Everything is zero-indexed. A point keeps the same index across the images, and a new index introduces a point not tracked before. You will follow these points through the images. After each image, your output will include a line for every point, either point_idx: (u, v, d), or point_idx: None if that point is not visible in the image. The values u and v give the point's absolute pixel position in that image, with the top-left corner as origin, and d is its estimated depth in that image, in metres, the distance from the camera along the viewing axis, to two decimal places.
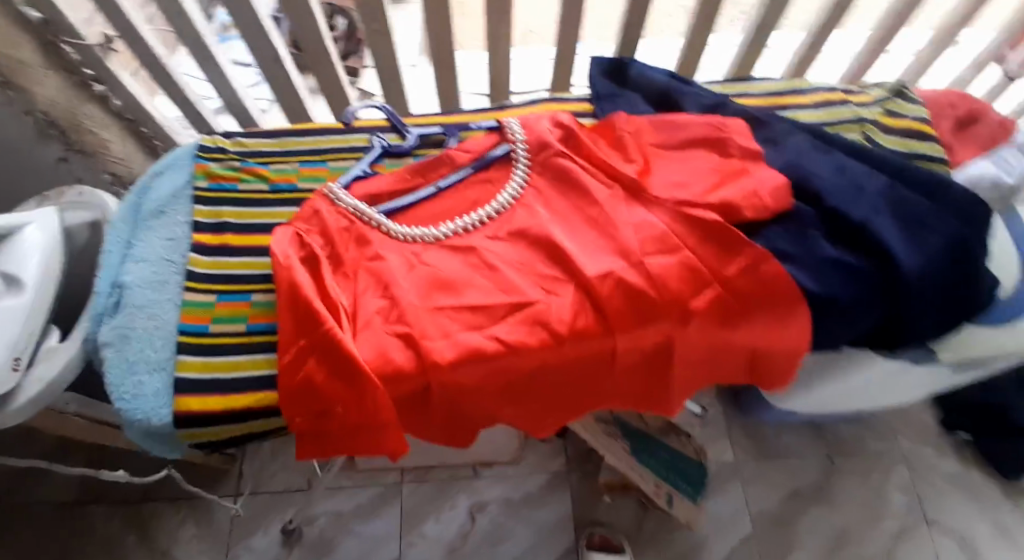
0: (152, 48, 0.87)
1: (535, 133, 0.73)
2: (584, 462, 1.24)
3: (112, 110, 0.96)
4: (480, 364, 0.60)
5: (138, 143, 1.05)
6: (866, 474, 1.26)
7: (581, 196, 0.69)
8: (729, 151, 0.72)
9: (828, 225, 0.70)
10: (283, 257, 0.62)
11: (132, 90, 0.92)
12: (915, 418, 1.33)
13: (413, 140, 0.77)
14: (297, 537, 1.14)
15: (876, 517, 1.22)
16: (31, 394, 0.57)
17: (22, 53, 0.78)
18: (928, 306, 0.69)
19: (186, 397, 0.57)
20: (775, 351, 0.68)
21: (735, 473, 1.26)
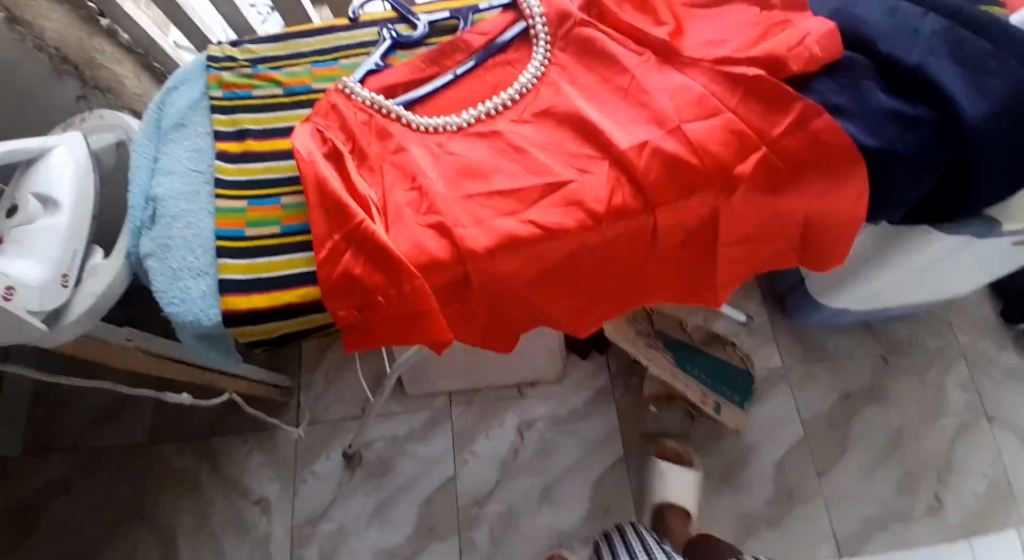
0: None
1: (555, 5, 0.69)
2: (629, 375, 1.24)
3: (123, 46, 0.94)
4: (517, 250, 0.58)
5: (155, 82, 1.04)
6: (922, 370, 1.22)
7: (608, 68, 0.65)
8: (767, 3, 0.66)
9: (885, 74, 0.65)
10: (307, 152, 0.61)
11: (137, 22, 0.90)
12: (972, 312, 1.27)
13: (422, 29, 0.73)
14: (358, 461, 1.18)
15: (934, 412, 1.18)
16: (83, 308, 0.60)
17: None
18: (996, 154, 0.64)
19: (233, 297, 0.58)
20: (829, 218, 0.64)
21: (785, 377, 1.23)
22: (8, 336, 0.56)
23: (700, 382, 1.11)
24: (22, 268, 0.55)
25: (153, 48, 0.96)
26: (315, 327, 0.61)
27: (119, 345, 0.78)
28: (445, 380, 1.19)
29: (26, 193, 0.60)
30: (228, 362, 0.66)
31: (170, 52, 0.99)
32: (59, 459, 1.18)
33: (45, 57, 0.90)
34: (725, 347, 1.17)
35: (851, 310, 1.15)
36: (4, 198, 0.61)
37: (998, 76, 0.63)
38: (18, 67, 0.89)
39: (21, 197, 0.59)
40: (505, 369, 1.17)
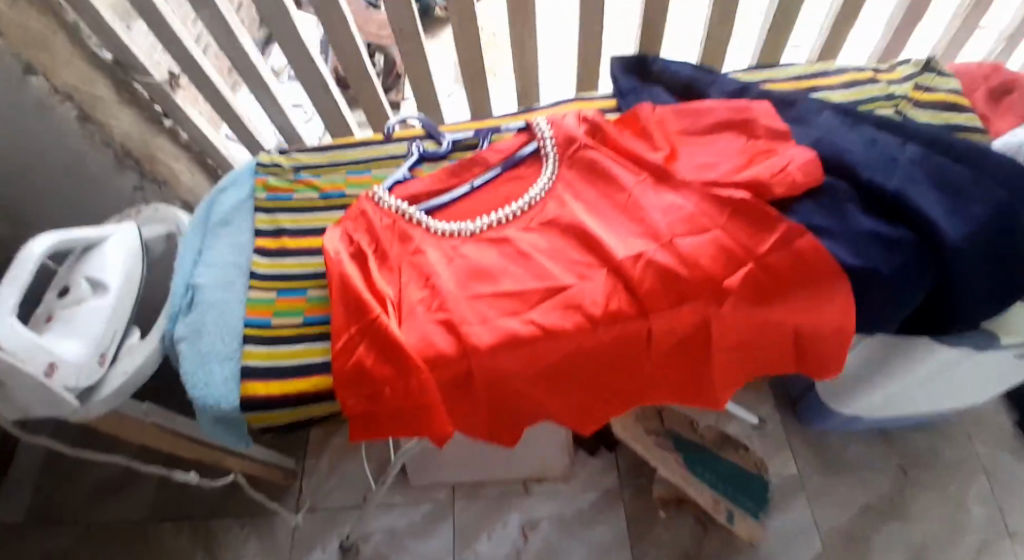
0: (211, 80, 0.98)
1: (563, 130, 0.78)
2: (636, 474, 1.22)
3: (181, 144, 1.06)
4: (519, 348, 0.62)
5: (206, 176, 1.15)
6: (942, 484, 1.18)
7: (609, 185, 0.72)
8: (755, 132, 0.74)
9: (864, 198, 0.70)
10: (335, 252, 0.68)
11: (195, 122, 1.02)
12: (988, 422, 1.25)
13: (447, 146, 0.83)
14: (355, 553, 1.16)
15: (957, 530, 1.14)
16: (114, 385, 0.65)
17: (97, 90, 0.91)
18: (977, 275, 0.68)
19: (254, 383, 0.62)
20: (819, 331, 0.67)
21: (799, 486, 1.20)
22: (46, 412, 0.61)
23: (712, 487, 1.09)
24: (67, 345, 0.61)
25: (207, 146, 1.08)
26: (330, 413, 0.65)
27: (137, 418, 0.81)
28: (449, 471, 1.19)
29: (81, 276, 0.67)
30: (240, 445, 0.68)
31: (221, 149, 1.10)
32: (60, 536, 1.18)
33: (110, 155, 1.00)
34: (736, 451, 1.18)
35: (860, 419, 1.15)
36: (61, 279, 0.69)
37: (974, 203, 0.68)
38: (85, 160, 0.99)
39: (77, 280, 0.67)
40: (511, 463, 1.17)
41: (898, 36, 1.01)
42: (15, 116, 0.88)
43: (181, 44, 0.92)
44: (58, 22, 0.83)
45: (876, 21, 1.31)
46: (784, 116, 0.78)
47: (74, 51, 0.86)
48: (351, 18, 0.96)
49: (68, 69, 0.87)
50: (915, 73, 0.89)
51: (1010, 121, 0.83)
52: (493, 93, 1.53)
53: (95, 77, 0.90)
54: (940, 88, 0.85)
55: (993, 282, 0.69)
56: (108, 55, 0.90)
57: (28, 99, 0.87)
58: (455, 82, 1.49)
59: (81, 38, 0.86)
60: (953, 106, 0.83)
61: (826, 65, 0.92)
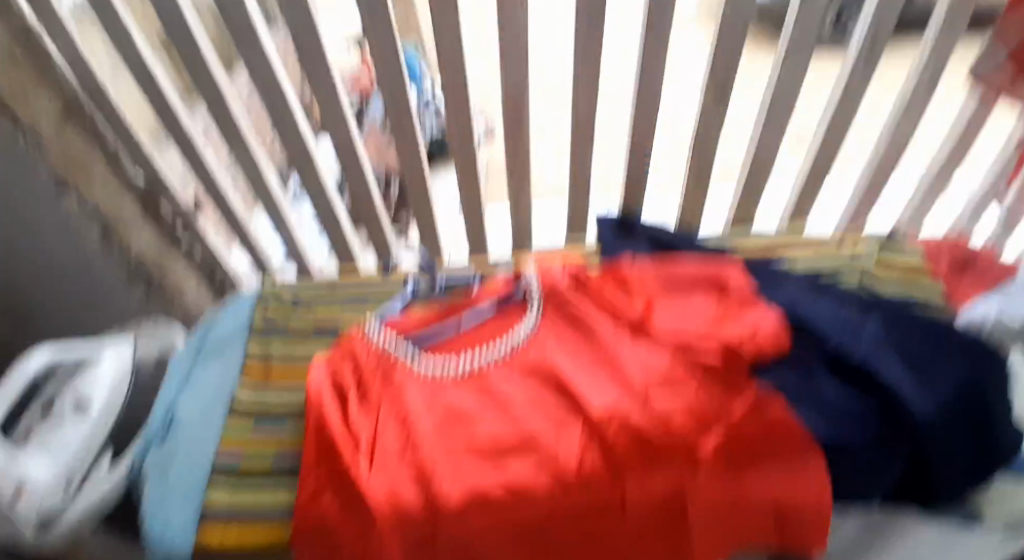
0: (230, 204, 1.04)
1: (549, 278, 0.83)
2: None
3: (195, 260, 1.09)
4: (488, 508, 0.61)
5: (212, 292, 1.16)
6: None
7: (591, 333, 0.75)
8: (727, 292, 0.79)
9: (835, 362, 0.74)
10: (317, 393, 0.70)
11: (210, 242, 1.05)
12: None
13: (440, 285, 0.87)
14: None
15: None
16: (76, 510, 0.65)
17: (122, 210, 0.94)
18: (954, 447, 0.68)
19: (212, 529, 0.63)
20: (802, 517, 0.62)
21: None
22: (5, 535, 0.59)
23: None
24: (37, 467, 0.62)
25: (219, 264, 1.10)
26: None
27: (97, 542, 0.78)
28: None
29: (69, 394, 0.69)
30: None
31: (230, 267, 1.12)
32: None
33: (123, 270, 1.01)
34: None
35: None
36: (51, 394, 0.71)
37: (943, 373, 0.70)
38: (97, 272, 1.00)
39: (64, 398, 0.69)
40: None
41: (861, 211, 1.11)
42: (42, 226, 0.92)
43: (209, 172, 1.00)
44: (101, 148, 0.88)
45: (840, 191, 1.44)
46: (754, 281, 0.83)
47: (108, 175, 0.91)
48: (366, 166, 1.06)
49: (101, 190, 0.91)
50: (876, 250, 0.97)
51: (978, 286, 0.87)
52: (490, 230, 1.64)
53: (124, 198, 0.94)
54: (902, 265, 0.93)
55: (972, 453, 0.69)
56: (140, 178, 0.94)
57: (56, 215, 0.91)
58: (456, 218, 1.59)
59: (118, 163, 0.91)
60: (914, 282, 0.90)
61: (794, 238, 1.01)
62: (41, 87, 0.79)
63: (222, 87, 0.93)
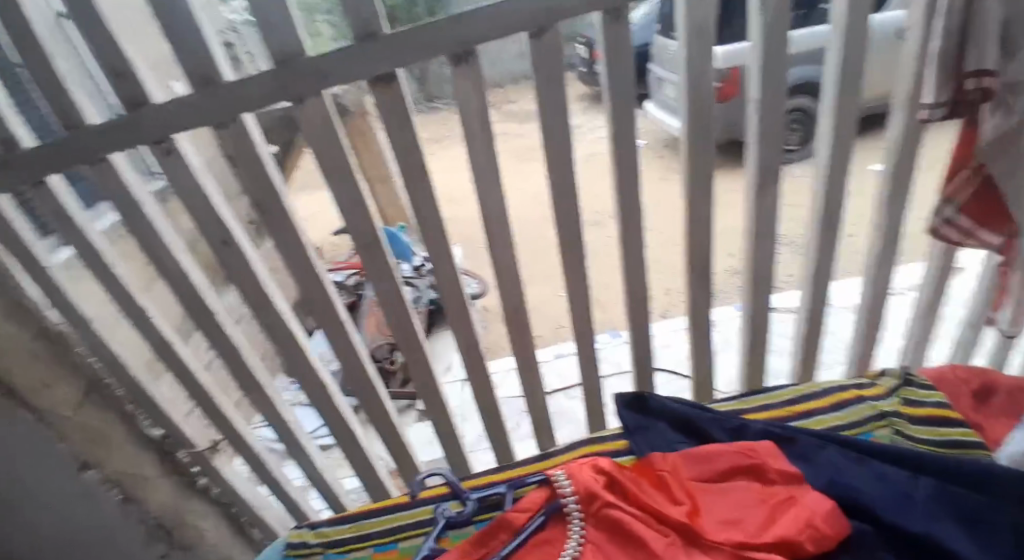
0: (249, 441, 1.02)
1: (581, 482, 0.80)
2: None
3: (214, 500, 1.03)
4: None
5: (234, 529, 1.09)
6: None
7: (639, 549, 0.72)
8: (767, 476, 0.77)
9: (894, 542, 0.71)
10: None
11: (230, 479, 1.02)
12: None
13: (472, 505, 0.83)
14: None
15: None
16: None
17: (141, 469, 0.93)
18: None
19: None
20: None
21: None
22: None
23: None
24: None
25: (240, 500, 1.05)
26: None
27: None
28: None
29: None
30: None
31: (252, 501, 1.07)
32: None
33: (141, 527, 0.98)
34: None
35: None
36: None
37: (1003, 532, 0.69)
38: (116, 532, 0.98)
39: None
40: None
41: (868, 348, 1.13)
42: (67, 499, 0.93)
43: (226, 415, 0.99)
44: (119, 415, 0.89)
45: None
46: (788, 453, 0.82)
47: (127, 440, 0.90)
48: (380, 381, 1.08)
49: (115, 458, 0.90)
50: (897, 383, 0.95)
51: (1008, 424, 0.86)
52: None
53: (142, 456, 0.92)
54: (926, 401, 0.90)
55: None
56: (158, 431, 0.94)
57: (78, 487, 0.92)
58: None
59: (136, 422, 0.91)
60: (944, 418, 0.87)
61: (811, 384, 1.01)
62: (62, 376, 0.83)
63: (237, 342, 0.94)
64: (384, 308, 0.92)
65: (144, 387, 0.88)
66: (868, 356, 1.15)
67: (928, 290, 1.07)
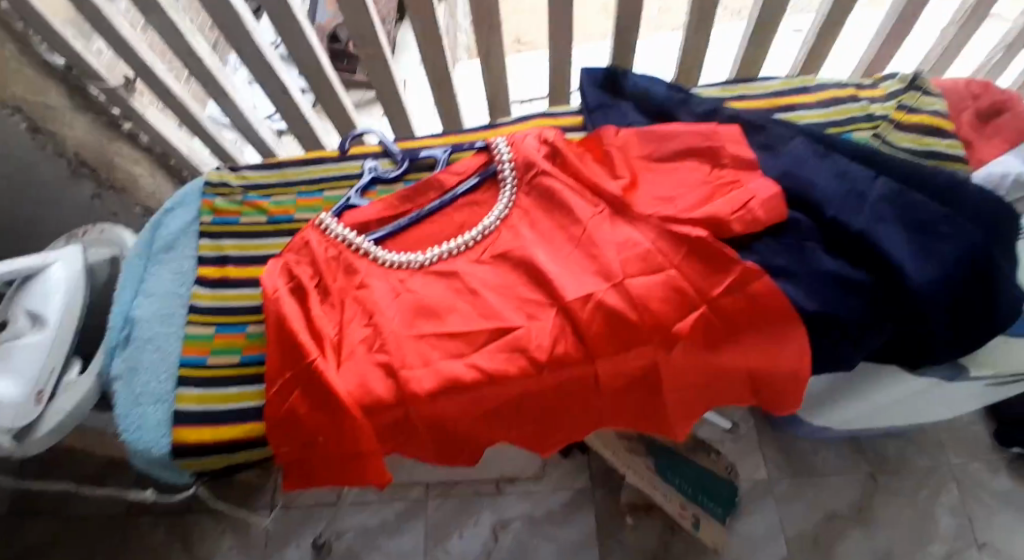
0: (174, 93, 0.98)
1: (521, 152, 0.74)
2: (608, 478, 1.23)
3: (141, 146, 1.07)
4: (458, 393, 0.61)
5: (167, 174, 1.16)
6: (912, 492, 1.23)
7: (564, 215, 0.70)
8: (719, 161, 0.70)
9: (830, 234, 0.65)
10: (273, 290, 0.64)
11: (156, 126, 1.02)
12: (964, 432, 1.29)
13: (403, 167, 0.79)
14: (329, 550, 1.17)
15: (922, 538, 1.19)
16: (51, 424, 0.72)
17: (48, 98, 0.90)
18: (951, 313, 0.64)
19: (185, 429, 0.64)
20: (777, 375, 0.65)
21: (768, 491, 1.24)
22: None
23: (682, 493, 1.10)
24: (3, 386, 0.67)
25: (168, 147, 1.08)
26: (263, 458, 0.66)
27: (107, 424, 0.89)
28: (434, 499, 1.21)
29: (22, 309, 0.72)
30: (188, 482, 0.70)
31: (183, 149, 1.10)
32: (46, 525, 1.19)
33: (63, 163, 1.01)
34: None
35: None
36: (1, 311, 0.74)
37: (947, 242, 0.63)
38: (38, 167, 1.00)
39: (18, 314, 0.72)
40: (480, 468, 1.17)
41: (883, 53, 0.97)
42: None
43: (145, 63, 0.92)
44: (9, 35, 0.82)
45: (855, 30, 1.30)
46: (752, 142, 0.74)
47: (30, 67, 0.86)
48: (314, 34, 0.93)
49: (15, 80, 0.86)
50: (900, 90, 0.83)
51: (998, 146, 0.75)
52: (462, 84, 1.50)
53: (47, 84, 0.89)
54: (924, 110, 0.79)
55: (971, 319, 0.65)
56: (61, 60, 0.88)
57: None
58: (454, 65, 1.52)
59: (31, 44, 0.85)
60: (937, 129, 0.77)
61: (809, 80, 0.89)
62: None
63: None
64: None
65: (56, 32, 0.81)
66: (878, 66, 1.01)
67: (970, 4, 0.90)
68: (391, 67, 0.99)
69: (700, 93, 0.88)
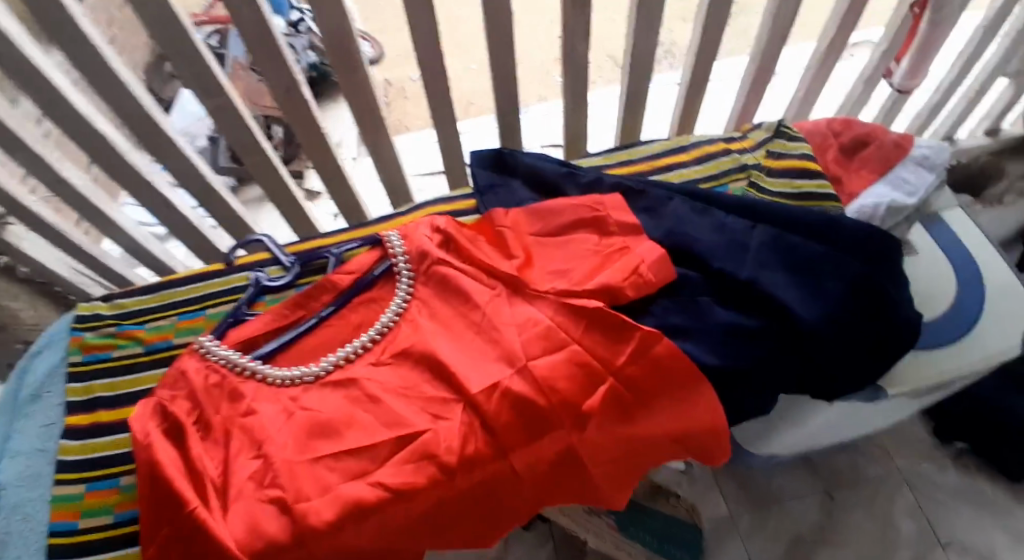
0: (49, 221, 0.92)
1: (414, 242, 0.72)
2: (570, 545, 1.17)
3: (19, 279, 1.00)
4: (363, 517, 0.56)
5: (52, 303, 1.08)
6: (870, 503, 1.23)
7: (463, 302, 0.68)
8: (607, 228, 0.71)
9: (720, 286, 0.67)
10: (145, 435, 0.59)
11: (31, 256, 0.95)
12: (909, 435, 1.31)
13: (292, 272, 0.76)
14: None
15: (889, 548, 1.18)
16: None
17: None
18: (848, 345, 0.65)
19: None
20: (698, 434, 0.64)
21: (733, 528, 1.22)
22: None
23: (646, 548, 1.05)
24: None
25: (51, 275, 1.01)
26: None
27: None
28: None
29: None
30: None
31: (69, 274, 1.03)
32: None
33: None
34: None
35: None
36: None
37: (829, 278, 0.65)
38: None
39: None
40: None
41: (750, 101, 1.03)
42: None
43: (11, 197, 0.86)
44: None
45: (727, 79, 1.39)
46: (635, 206, 0.75)
47: None
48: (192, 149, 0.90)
49: None
50: (768, 138, 0.88)
51: (867, 177, 0.79)
52: (369, 169, 1.50)
53: None
54: (792, 154, 0.82)
55: (866, 348, 0.67)
56: None
57: None
58: (359, 151, 1.52)
59: None
60: (806, 171, 0.80)
61: (684, 139, 0.93)
62: None
63: (16, 129, 0.81)
64: (186, 83, 0.78)
65: None
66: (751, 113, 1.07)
67: (820, 48, 0.97)
68: (281, 170, 0.97)
69: (581, 164, 0.91)
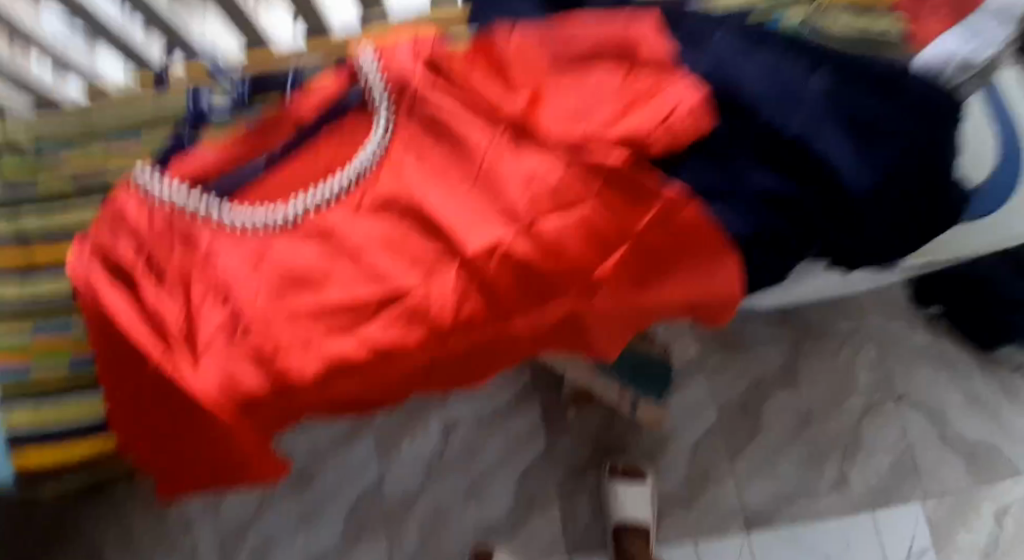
0: None
1: (395, 64, 0.57)
2: (549, 374, 1.17)
3: None
4: (344, 372, 0.55)
5: None
6: (833, 355, 1.20)
7: (455, 143, 0.57)
8: (635, 60, 0.54)
9: (761, 145, 0.54)
10: (89, 276, 0.56)
11: None
12: (885, 296, 1.23)
13: (238, 93, 0.60)
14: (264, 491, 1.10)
15: (842, 391, 1.18)
16: None
17: None
18: (889, 215, 0.58)
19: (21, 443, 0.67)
20: (713, 304, 0.59)
21: (699, 367, 1.19)
22: None
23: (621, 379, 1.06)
24: None
25: None
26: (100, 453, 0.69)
27: None
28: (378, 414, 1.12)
29: None
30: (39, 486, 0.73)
31: None
32: None
33: None
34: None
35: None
36: None
37: (893, 138, 0.54)
38: None
39: None
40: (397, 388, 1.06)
41: None
42: None
43: None
44: None
45: None
46: (672, 34, 0.55)
47: None
48: None
49: None
50: None
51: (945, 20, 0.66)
52: None
53: None
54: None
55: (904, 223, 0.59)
56: None
57: None
58: None
59: None
60: (868, 7, 0.70)
61: None
62: None
63: None
64: None
65: None
66: None
67: None
68: None
69: None
